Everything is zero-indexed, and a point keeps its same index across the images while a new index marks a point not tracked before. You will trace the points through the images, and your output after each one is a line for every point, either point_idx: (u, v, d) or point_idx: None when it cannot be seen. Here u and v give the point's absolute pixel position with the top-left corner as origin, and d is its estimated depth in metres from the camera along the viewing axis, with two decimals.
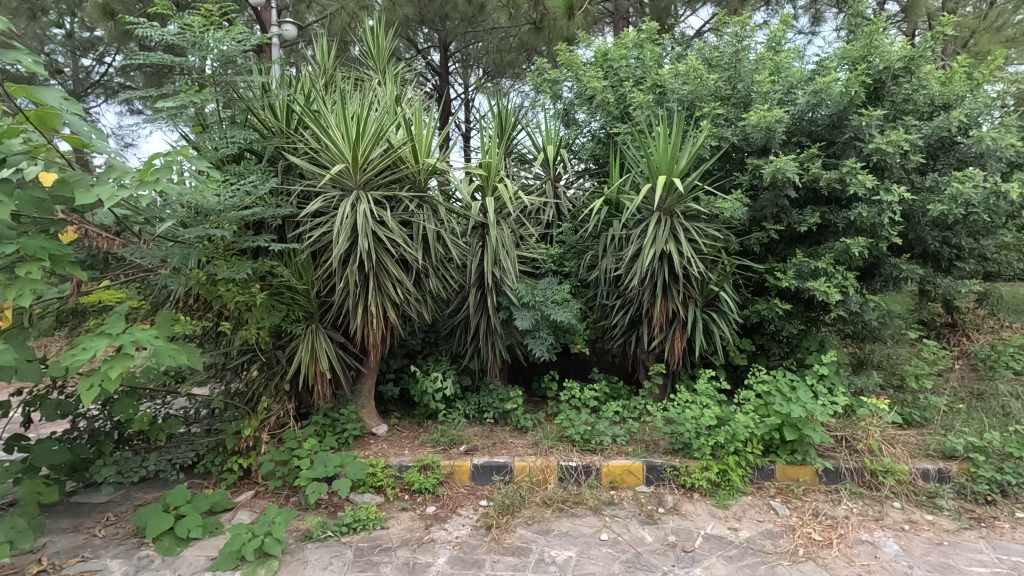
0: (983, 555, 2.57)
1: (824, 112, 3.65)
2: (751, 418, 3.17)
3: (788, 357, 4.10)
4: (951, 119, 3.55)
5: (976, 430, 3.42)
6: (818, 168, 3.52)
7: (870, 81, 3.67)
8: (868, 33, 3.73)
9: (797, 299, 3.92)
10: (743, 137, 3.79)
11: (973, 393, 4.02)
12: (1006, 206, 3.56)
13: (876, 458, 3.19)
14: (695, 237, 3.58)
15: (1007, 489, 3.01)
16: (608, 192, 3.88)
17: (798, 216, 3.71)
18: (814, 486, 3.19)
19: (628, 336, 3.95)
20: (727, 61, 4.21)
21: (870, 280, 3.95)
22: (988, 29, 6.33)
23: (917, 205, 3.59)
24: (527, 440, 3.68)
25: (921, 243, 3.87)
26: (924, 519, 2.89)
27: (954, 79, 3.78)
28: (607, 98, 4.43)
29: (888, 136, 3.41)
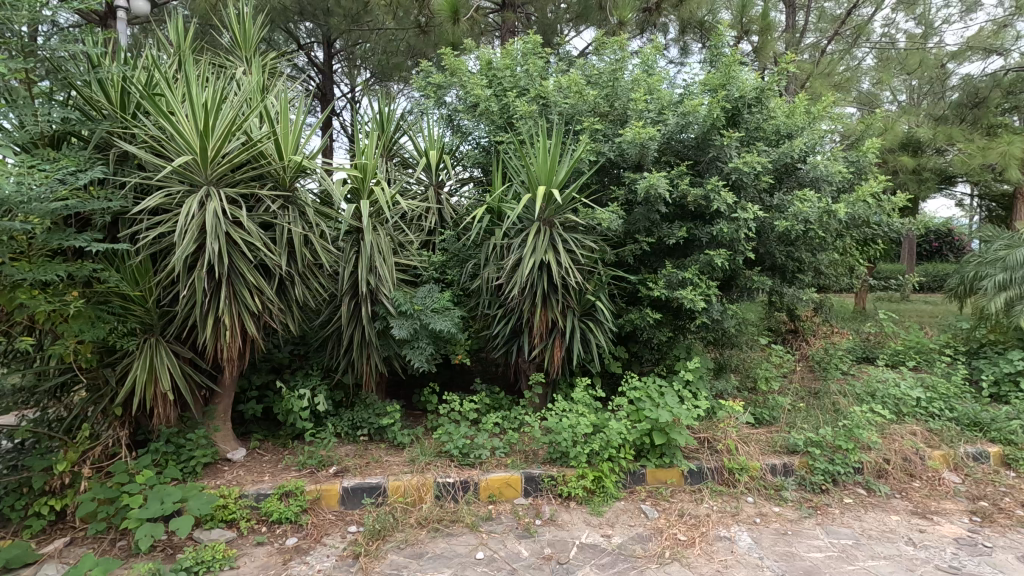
0: (819, 541, 2.83)
1: (691, 133, 3.91)
2: (624, 425, 3.27)
3: (659, 363, 4.32)
4: (794, 146, 3.98)
5: (813, 425, 3.81)
6: (686, 185, 3.76)
7: (729, 107, 4.00)
8: (727, 64, 4.08)
9: (666, 308, 4.14)
10: (619, 152, 3.95)
11: (811, 392, 4.51)
12: (835, 226, 4.05)
13: (733, 457, 3.43)
14: (572, 248, 3.64)
15: (837, 477, 3.38)
16: (489, 201, 3.83)
17: (667, 230, 3.93)
18: (680, 487, 3.36)
19: (509, 345, 3.93)
20: (605, 80, 4.38)
21: (729, 291, 4.28)
22: (821, 74, 7.25)
23: (767, 222, 3.96)
24: (404, 457, 3.50)
25: (770, 257, 4.28)
26: (773, 511, 3.13)
27: (795, 112, 4.26)
28: (491, 106, 4.43)
29: (744, 158, 3.72)
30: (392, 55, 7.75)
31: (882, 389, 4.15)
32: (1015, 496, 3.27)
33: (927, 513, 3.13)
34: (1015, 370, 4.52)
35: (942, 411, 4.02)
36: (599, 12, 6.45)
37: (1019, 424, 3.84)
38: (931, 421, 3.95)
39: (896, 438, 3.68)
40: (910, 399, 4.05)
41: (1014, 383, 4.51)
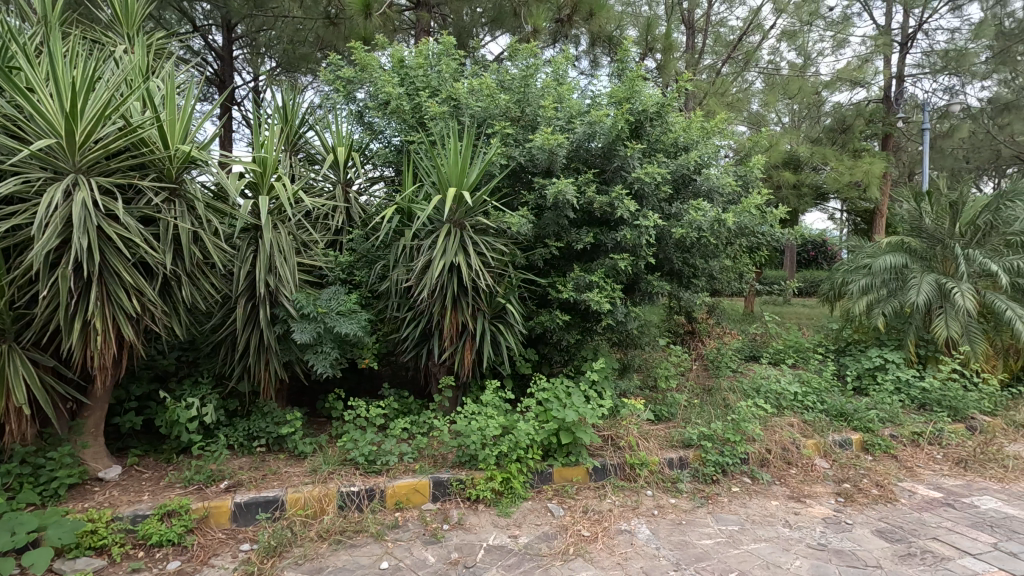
0: (709, 528, 3.02)
1: (598, 142, 4.07)
2: (532, 426, 3.32)
3: (567, 364, 4.44)
4: (690, 159, 4.26)
5: (705, 420, 4.09)
6: (592, 192, 3.90)
7: (632, 120, 4.21)
8: (631, 79, 4.30)
9: (574, 310, 4.26)
10: (530, 157, 4.03)
11: (705, 390, 4.83)
12: (726, 234, 4.37)
13: (634, 453, 3.60)
14: (483, 250, 3.64)
15: (726, 468, 3.65)
16: (399, 201, 3.76)
17: (575, 235, 4.05)
18: (586, 484, 3.46)
19: (419, 349, 3.85)
20: (517, 85, 4.43)
21: (632, 295, 4.49)
22: (716, 93, 7.84)
23: (665, 229, 4.20)
24: (304, 467, 3.33)
25: (668, 263, 4.54)
26: (669, 503, 3.31)
27: (691, 127, 4.57)
28: (403, 105, 4.35)
29: (646, 168, 3.93)
30: (299, 45, 7.40)
31: (765, 385, 4.53)
32: (872, 477, 3.69)
33: (801, 497, 3.45)
34: (873, 366, 5.12)
35: (815, 403, 4.46)
36: (514, 18, 6.54)
37: (876, 413, 4.34)
38: (806, 413, 4.36)
39: (777, 430, 4.03)
40: (788, 393, 4.46)
41: (872, 377, 5.09)
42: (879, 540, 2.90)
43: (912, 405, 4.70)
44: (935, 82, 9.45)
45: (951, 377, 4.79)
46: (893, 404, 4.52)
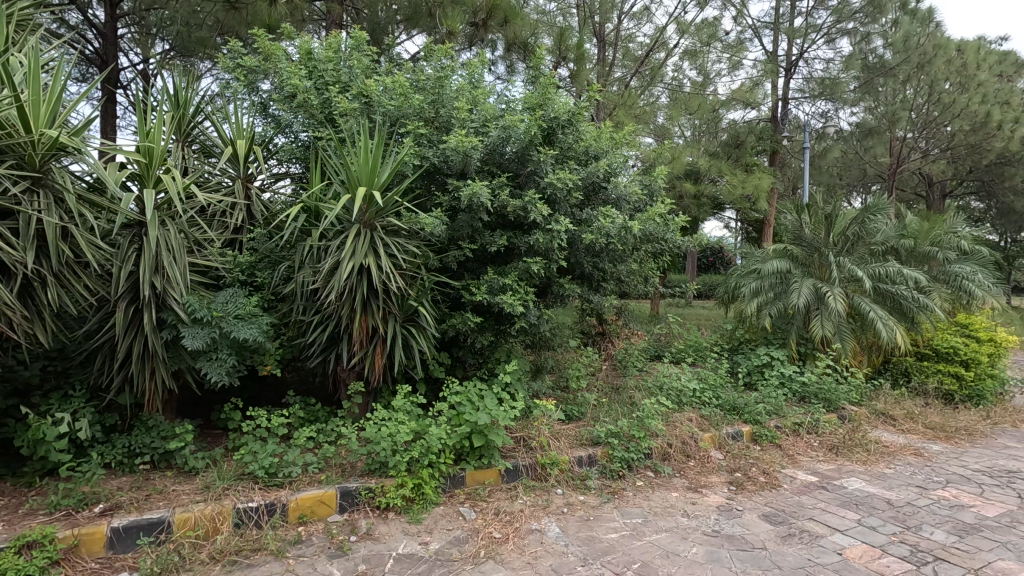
0: (615, 522, 3.14)
1: (512, 147, 4.11)
2: (444, 430, 3.29)
3: (481, 367, 4.45)
4: (600, 167, 4.43)
5: (612, 418, 4.26)
6: (506, 196, 3.94)
7: (545, 126, 4.30)
8: (544, 87, 4.40)
9: (488, 313, 4.29)
10: (443, 159, 4.00)
11: (613, 388, 5.04)
12: (633, 240, 4.58)
13: (545, 453, 3.67)
14: (395, 252, 3.56)
15: (631, 463, 3.82)
16: (305, 199, 3.58)
17: (489, 238, 4.07)
18: (498, 486, 3.48)
19: (326, 354, 3.69)
20: (431, 86, 4.39)
21: (544, 297, 4.59)
22: (625, 105, 8.22)
23: (576, 234, 4.34)
24: (196, 484, 3.07)
25: (579, 267, 4.70)
26: (578, 500, 3.41)
27: (601, 137, 4.74)
28: (310, 99, 4.16)
29: (558, 174, 4.02)
30: (196, 28, 6.88)
31: (667, 383, 4.80)
32: (759, 466, 4.01)
33: (698, 487, 3.68)
34: (761, 363, 5.57)
35: (711, 399, 4.78)
36: (428, 18, 6.45)
37: (763, 406, 4.73)
38: (703, 408, 4.66)
39: (677, 425, 4.28)
40: (687, 390, 4.75)
41: (760, 373, 5.55)
42: (765, 524, 3.16)
43: (794, 397, 5.17)
44: (814, 105, 10.48)
45: (826, 372, 5.32)
46: (778, 397, 4.94)
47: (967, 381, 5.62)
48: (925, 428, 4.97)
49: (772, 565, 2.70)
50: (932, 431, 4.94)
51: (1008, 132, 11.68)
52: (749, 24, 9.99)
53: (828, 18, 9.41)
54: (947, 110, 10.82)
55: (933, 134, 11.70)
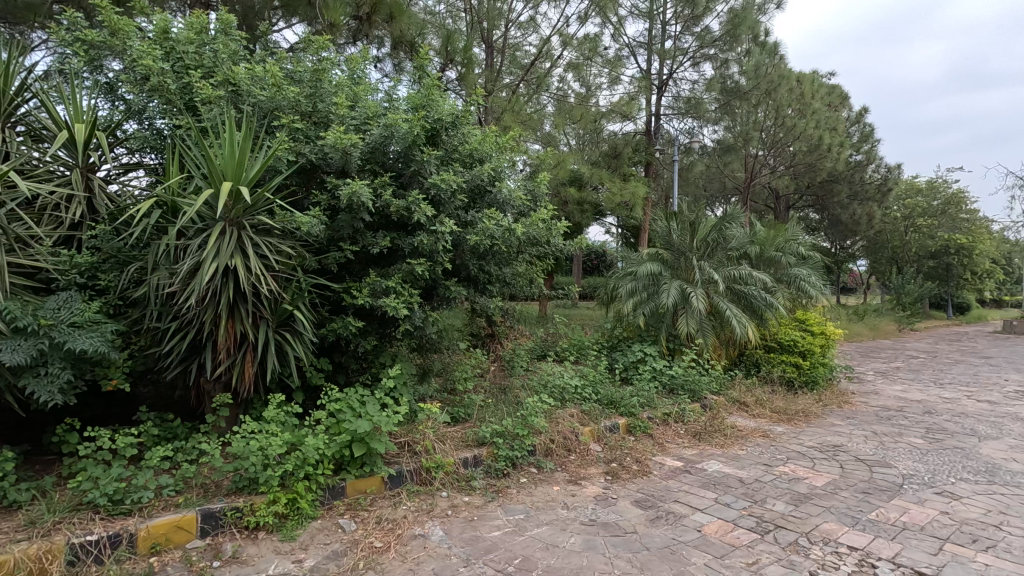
0: (498, 520, 3.19)
1: (394, 146, 4.02)
2: (322, 440, 3.14)
3: (365, 372, 4.31)
4: (484, 171, 4.48)
5: (498, 418, 4.33)
6: (389, 196, 3.85)
7: (428, 127, 4.25)
8: (428, 87, 4.36)
9: (371, 316, 4.17)
10: (321, 156, 3.82)
11: (499, 389, 5.14)
12: (517, 243, 4.69)
13: (430, 456, 3.63)
14: (265, 253, 3.33)
15: (515, 461, 3.91)
16: (159, 193, 3.23)
17: (371, 238, 3.95)
18: (380, 494, 3.38)
19: (186, 364, 3.36)
20: (308, 78, 4.16)
21: (430, 299, 4.56)
22: (512, 110, 8.43)
23: (460, 236, 4.36)
24: (18, 521, 2.64)
25: (465, 268, 4.72)
26: (463, 501, 3.41)
27: (486, 140, 4.77)
28: (167, 83, 3.77)
29: (442, 175, 4.02)
30: None
31: (551, 381, 4.97)
32: (634, 455, 4.29)
33: (578, 480, 3.85)
34: (636, 359, 5.99)
35: (591, 395, 5.03)
36: (307, 6, 6.11)
37: (637, 399, 5.08)
38: (584, 403, 4.89)
39: (559, 421, 4.45)
40: (569, 386, 4.95)
41: (635, 368, 5.96)
42: (636, 509, 3.38)
43: (664, 389, 5.62)
44: (682, 122, 11.45)
45: (691, 365, 5.84)
46: (649, 391, 5.32)
47: (804, 370, 6.43)
48: (772, 412, 5.62)
49: (641, 547, 2.90)
50: (777, 414, 5.60)
51: (836, 154, 13.60)
52: (626, 43, 10.67)
53: (693, 43, 10.36)
54: (790, 133, 12.44)
55: (779, 153, 13.27)
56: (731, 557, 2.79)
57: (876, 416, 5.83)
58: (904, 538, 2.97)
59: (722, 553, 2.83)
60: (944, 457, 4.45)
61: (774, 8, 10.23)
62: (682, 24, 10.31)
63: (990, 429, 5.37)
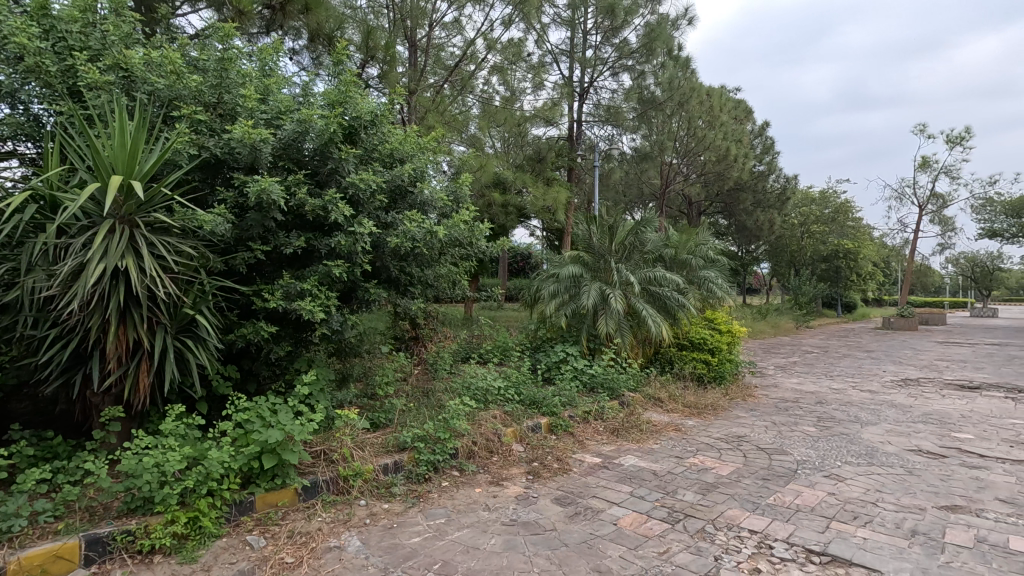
0: (419, 526, 3.14)
1: (309, 143, 3.85)
2: (227, 452, 2.95)
3: (277, 379, 4.10)
4: (404, 171, 4.40)
5: (420, 422, 4.27)
6: (303, 195, 3.69)
7: (346, 125, 4.11)
8: (345, 84, 4.21)
9: (284, 320, 3.97)
10: (228, 150, 3.59)
11: (422, 393, 5.08)
12: (439, 245, 4.65)
13: (348, 464, 3.52)
14: (163, 254, 3.08)
15: (437, 465, 3.86)
16: (35, 186, 2.91)
17: (284, 238, 3.76)
18: (293, 506, 3.22)
19: (69, 376, 3.05)
20: (212, 66, 3.89)
21: (349, 302, 4.42)
22: (436, 110, 8.35)
23: (380, 237, 4.26)
24: None
25: (385, 270, 4.61)
26: (382, 508, 3.33)
27: (407, 140, 4.69)
28: (46, 65, 3.40)
29: (361, 174, 3.91)
30: None
31: (474, 383, 4.97)
32: (555, 453, 4.38)
33: (500, 480, 3.87)
34: (558, 359, 6.12)
35: (513, 395, 5.09)
36: None
37: (559, 399, 5.20)
38: (506, 404, 4.93)
39: (482, 423, 4.45)
40: (492, 388, 4.97)
41: (557, 368, 6.10)
42: (556, 506, 3.44)
43: (585, 387, 5.78)
44: (603, 129, 11.85)
45: (610, 364, 6.05)
46: (571, 390, 5.46)
47: (713, 366, 6.85)
48: (684, 406, 5.94)
49: (560, 543, 2.95)
50: (688, 408, 5.92)
51: (741, 164, 14.60)
52: (550, 49, 10.86)
53: (612, 54, 10.74)
54: (701, 143, 13.21)
55: (691, 162, 14.05)
56: (645, 548, 2.90)
57: (776, 407, 6.30)
58: (797, 519, 3.23)
59: (636, 545, 2.93)
60: (832, 442, 4.88)
61: (687, 24, 10.79)
62: (602, 35, 10.67)
63: (870, 415, 5.96)
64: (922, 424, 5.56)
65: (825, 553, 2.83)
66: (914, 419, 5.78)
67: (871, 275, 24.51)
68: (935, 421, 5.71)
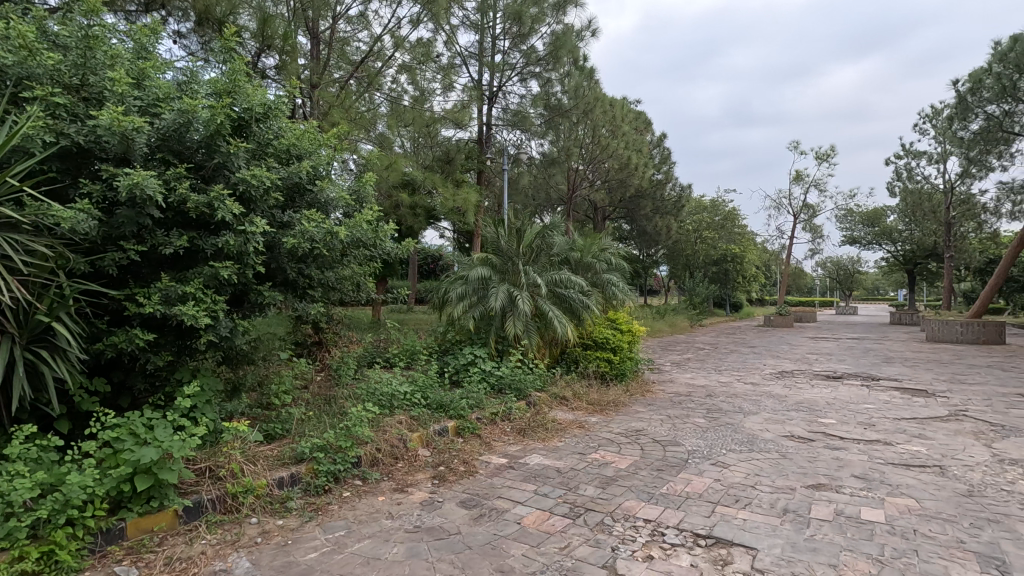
0: (316, 541, 2.98)
1: (192, 135, 3.55)
2: (91, 476, 2.65)
3: (156, 392, 3.75)
4: (301, 168, 4.19)
5: (320, 431, 4.08)
6: (185, 190, 3.39)
7: (235, 117, 3.83)
8: (234, 73, 3.91)
9: (163, 327, 3.63)
10: (94, 139, 3.22)
11: (324, 401, 4.87)
12: (340, 247, 4.47)
13: (237, 480, 3.28)
14: (9, 253, 2.71)
15: (338, 475, 3.71)
16: None
17: (162, 237, 3.44)
18: (173, 530, 2.95)
19: None
20: (74, 44, 3.47)
21: (240, 306, 4.13)
22: (340, 105, 8.05)
23: (275, 237, 4.02)
24: None
25: (281, 272, 4.36)
26: (276, 525, 3.13)
27: (305, 135, 4.45)
28: None
29: (252, 170, 3.67)
30: None
31: (378, 388, 4.84)
32: (461, 456, 4.36)
33: (404, 487, 3.79)
34: (466, 362, 6.12)
35: (420, 400, 5.01)
36: None
37: (466, 402, 5.19)
38: (413, 409, 4.85)
39: (387, 429, 4.33)
40: (398, 393, 4.87)
41: (465, 370, 6.09)
42: (461, 509, 3.43)
43: (492, 389, 5.84)
44: (512, 133, 12.03)
45: (517, 365, 6.14)
46: (478, 392, 5.48)
47: (615, 364, 7.16)
48: (588, 404, 6.15)
49: (464, 546, 2.94)
50: (591, 406, 6.14)
51: (641, 173, 15.42)
52: (459, 52, 10.85)
53: (520, 59, 10.92)
54: (604, 151, 13.81)
55: (596, 169, 14.63)
56: (547, 544, 2.96)
57: (671, 401, 6.71)
58: (687, 506, 3.46)
59: (538, 542, 2.99)
60: (719, 432, 5.28)
61: (590, 36, 11.20)
62: (510, 40, 10.81)
63: (752, 406, 6.52)
64: (795, 412, 6.16)
65: (710, 536, 3.04)
66: (788, 408, 6.40)
67: (755, 277, 26.86)
68: (805, 408, 6.35)
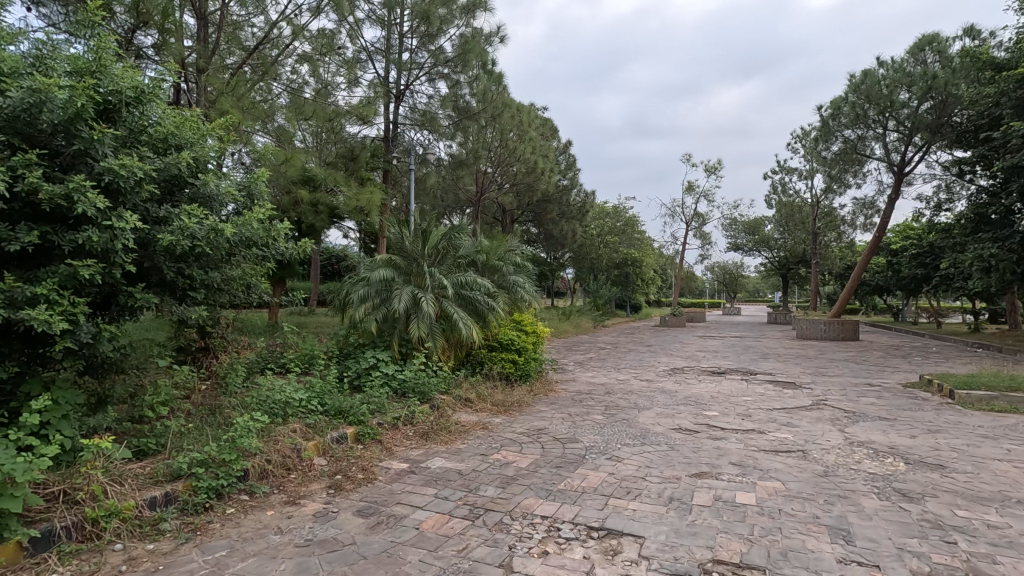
0: (193, 564, 2.75)
1: (46, 116, 3.14)
2: None
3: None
4: (180, 159, 3.85)
5: (201, 444, 3.77)
6: (35, 178, 3.00)
7: (100, 100, 3.43)
8: (97, 49, 3.50)
9: (6, 333, 3.19)
10: None
11: (208, 411, 4.52)
12: (226, 245, 4.16)
13: (99, 503, 2.95)
14: None
15: (220, 491, 3.45)
16: None
17: (6, 232, 3.02)
18: (16, 565, 2.59)
19: None
20: None
21: (106, 309, 3.72)
22: (231, 93, 7.48)
23: (149, 234, 3.67)
24: None
25: (157, 272, 3.98)
26: (145, 551, 2.84)
27: (184, 124, 4.09)
28: None
29: (120, 159, 3.32)
30: None
31: (271, 396, 4.58)
32: (360, 463, 4.21)
33: (297, 499, 3.60)
34: (367, 366, 5.94)
35: (317, 407, 4.81)
36: None
37: (367, 407, 5.04)
38: (308, 416, 4.63)
39: (278, 439, 4.09)
40: (292, 401, 4.63)
41: (366, 375, 5.92)
42: (357, 518, 3.32)
43: (394, 393, 5.73)
44: (419, 132, 11.86)
45: (420, 368, 6.06)
46: (380, 396, 5.34)
47: (519, 365, 7.29)
48: (491, 405, 6.22)
49: (358, 557, 2.85)
50: (495, 406, 6.21)
51: (548, 178, 15.82)
52: (363, 46, 10.52)
53: (427, 59, 10.84)
54: (512, 155, 14.05)
55: (504, 172, 14.86)
56: (445, 547, 2.95)
57: (571, 400, 6.94)
58: (582, 500, 3.59)
59: (435, 546, 2.96)
60: (615, 428, 5.54)
61: (498, 42, 11.32)
62: (418, 39, 10.67)
63: (646, 401, 6.91)
64: (683, 406, 6.61)
65: (603, 528, 3.19)
66: (677, 402, 6.85)
67: (652, 280, 28.53)
68: (692, 402, 6.83)
